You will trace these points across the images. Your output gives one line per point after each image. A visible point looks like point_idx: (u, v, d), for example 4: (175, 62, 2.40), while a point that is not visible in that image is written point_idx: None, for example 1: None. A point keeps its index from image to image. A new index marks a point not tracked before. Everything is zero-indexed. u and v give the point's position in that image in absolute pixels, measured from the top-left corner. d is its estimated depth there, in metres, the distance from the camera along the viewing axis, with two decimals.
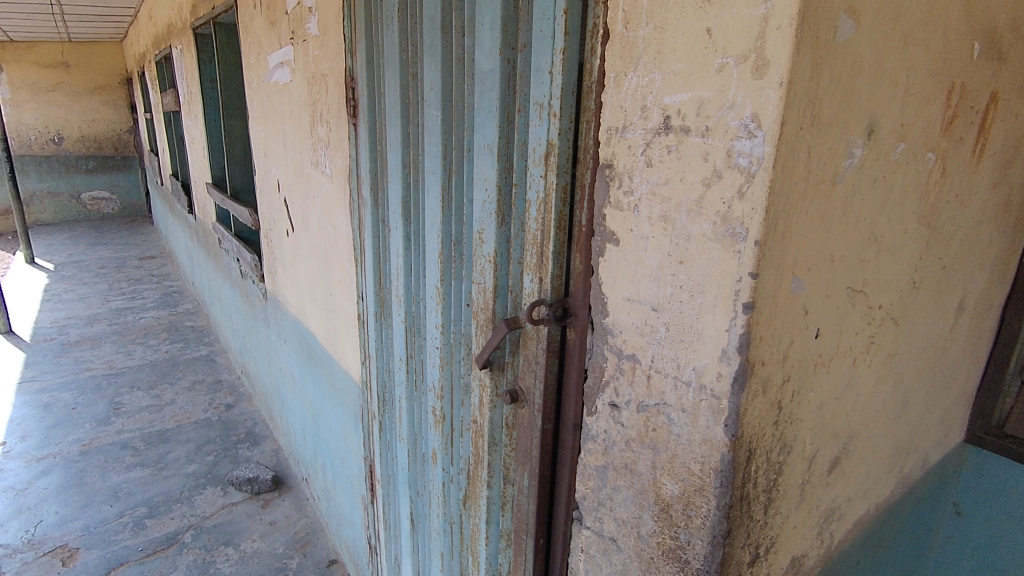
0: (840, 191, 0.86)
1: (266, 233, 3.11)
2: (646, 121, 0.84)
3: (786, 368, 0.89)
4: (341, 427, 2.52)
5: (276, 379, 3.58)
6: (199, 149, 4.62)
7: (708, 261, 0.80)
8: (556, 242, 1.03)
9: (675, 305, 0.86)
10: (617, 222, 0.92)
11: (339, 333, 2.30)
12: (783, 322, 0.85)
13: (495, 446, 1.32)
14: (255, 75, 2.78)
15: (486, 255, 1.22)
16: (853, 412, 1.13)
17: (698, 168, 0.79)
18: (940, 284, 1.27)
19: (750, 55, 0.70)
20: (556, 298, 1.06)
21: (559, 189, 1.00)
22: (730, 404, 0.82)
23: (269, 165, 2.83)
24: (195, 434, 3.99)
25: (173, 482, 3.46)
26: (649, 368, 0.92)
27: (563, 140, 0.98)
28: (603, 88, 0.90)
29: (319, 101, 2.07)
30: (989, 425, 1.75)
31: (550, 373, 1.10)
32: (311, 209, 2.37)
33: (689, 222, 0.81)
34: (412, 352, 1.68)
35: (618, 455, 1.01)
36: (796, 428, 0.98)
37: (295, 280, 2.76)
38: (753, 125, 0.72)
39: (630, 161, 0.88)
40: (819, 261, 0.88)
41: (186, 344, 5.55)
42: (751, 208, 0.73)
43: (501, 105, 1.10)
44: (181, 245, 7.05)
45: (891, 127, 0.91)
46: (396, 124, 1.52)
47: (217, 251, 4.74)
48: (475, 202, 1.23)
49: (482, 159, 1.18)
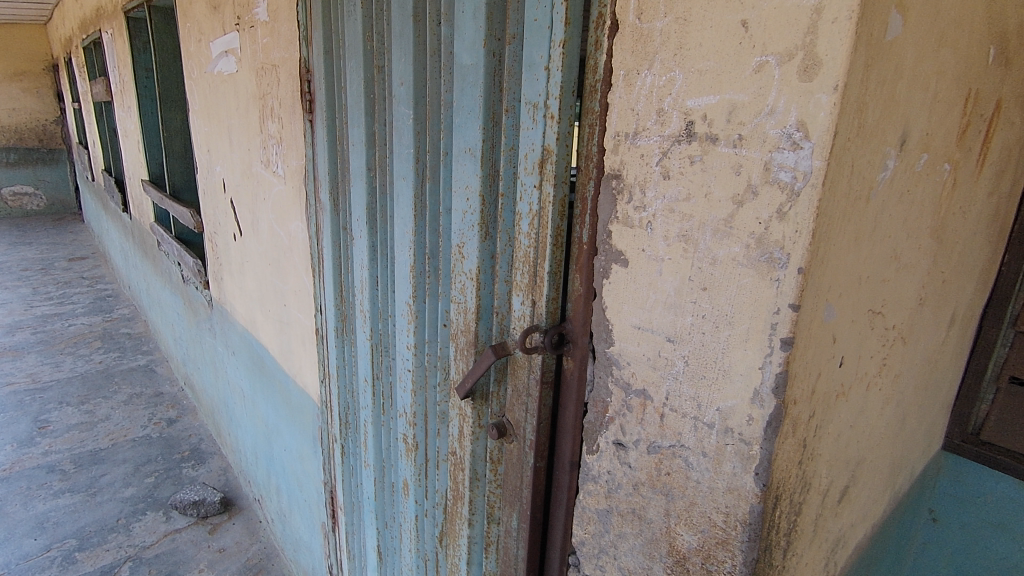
0: (873, 208, 0.77)
1: (211, 237, 2.87)
2: (663, 127, 0.73)
3: (813, 404, 0.81)
4: (298, 448, 2.33)
5: (223, 392, 3.33)
6: (134, 143, 4.25)
7: (738, 288, 0.70)
8: (552, 261, 0.92)
9: (696, 337, 0.76)
10: (626, 242, 0.81)
11: (295, 347, 2.12)
12: (815, 355, 0.76)
13: (477, 482, 1.20)
14: (195, 64, 2.54)
15: (467, 272, 1.09)
16: (862, 437, 1.07)
17: (727, 183, 0.68)
18: (940, 298, 1.22)
19: (797, 53, 0.60)
20: (551, 323, 0.95)
21: (557, 201, 0.89)
22: (762, 451, 0.73)
23: (213, 163, 2.59)
24: (133, 453, 3.67)
25: (108, 509, 3.16)
26: (663, 406, 0.82)
27: (561, 147, 0.86)
28: (609, 88, 0.79)
29: (270, 94, 1.88)
30: (965, 433, 1.76)
31: (544, 405, 0.99)
32: (261, 212, 2.17)
33: (714, 245, 0.71)
34: (379, 372, 1.54)
35: (624, 499, 0.91)
36: (816, 464, 0.90)
37: (244, 289, 2.54)
38: (798, 134, 0.61)
39: (643, 173, 0.77)
40: (849, 285, 0.79)
41: (122, 354, 5.14)
42: (794, 231, 0.63)
43: (486, 104, 0.97)
44: (116, 246, 6.56)
45: (919, 136, 0.83)
46: (359, 122, 1.37)
47: (156, 253, 4.39)
48: (454, 212, 1.10)
49: (462, 165, 1.05)
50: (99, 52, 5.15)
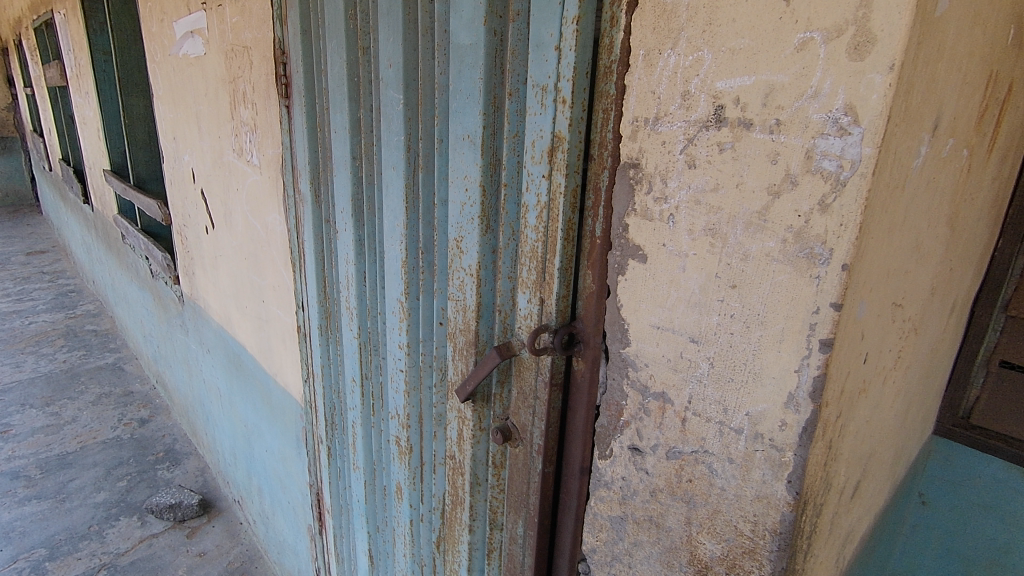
0: (906, 197, 0.73)
1: (180, 230, 2.73)
2: (688, 112, 0.67)
3: (840, 404, 0.77)
4: (280, 449, 2.24)
5: (198, 391, 3.20)
6: (93, 130, 4.04)
7: (773, 286, 0.65)
8: (563, 256, 0.86)
9: (724, 337, 0.71)
10: (645, 236, 0.76)
11: (275, 345, 2.02)
12: (847, 354, 0.71)
13: (478, 487, 1.14)
14: (158, 45, 2.39)
15: (466, 268, 1.02)
16: (876, 431, 1.04)
17: (763, 172, 0.63)
18: (947, 286, 1.20)
19: (847, 29, 0.55)
20: (561, 322, 0.89)
21: (569, 192, 0.82)
22: (795, 457, 0.68)
23: (181, 152, 2.45)
24: (103, 456, 3.52)
25: (78, 516, 3.03)
26: (684, 410, 0.77)
27: (574, 133, 0.80)
28: (628, 68, 0.73)
29: (241, 77, 1.76)
30: (956, 417, 1.74)
31: (553, 408, 0.94)
32: (235, 203, 2.06)
33: (746, 239, 0.66)
34: (367, 371, 1.46)
35: (640, 507, 0.86)
36: (838, 463, 0.86)
37: (218, 284, 2.42)
38: (846, 119, 0.56)
39: (665, 162, 0.71)
40: (880, 279, 0.75)
41: (88, 352, 4.93)
42: (839, 224, 0.59)
43: (487, 87, 0.90)
44: (77, 239, 6.27)
45: (948, 120, 0.79)
46: (343, 106, 1.28)
47: (121, 247, 4.19)
48: (451, 203, 1.03)
49: (460, 153, 0.98)
50: (52, 34, 4.86)
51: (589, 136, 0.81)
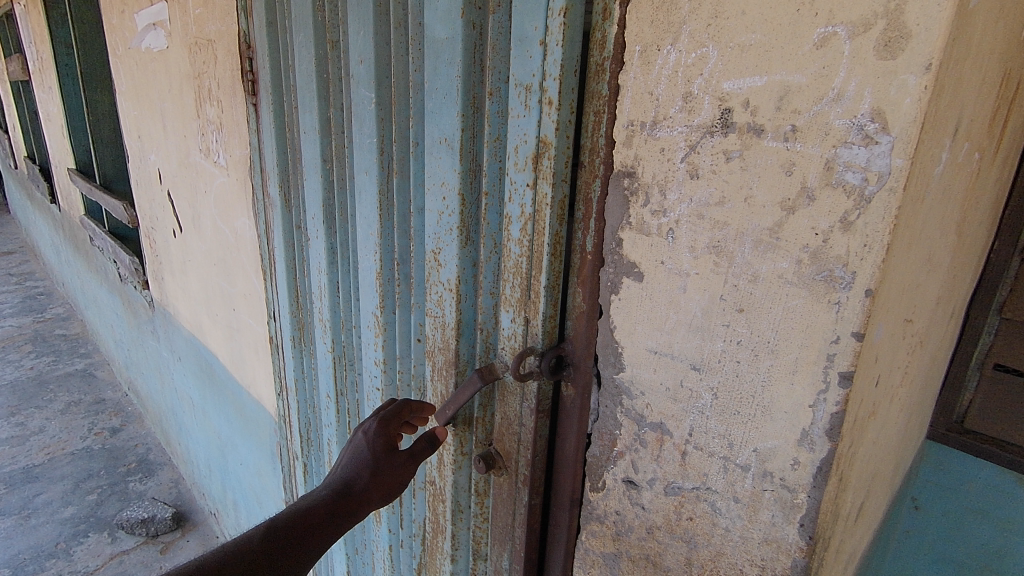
0: (925, 208, 0.66)
1: (148, 232, 2.60)
2: (690, 116, 0.60)
3: (853, 435, 0.70)
4: (255, 463, 2.14)
5: (170, 399, 3.08)
6: (57, 127, 3.87)
7: (785, 311, 0.58)
8: (551, 272, 0.78)
9: (729, 366, 0.64)
10: (641, 252, 0.68)
11: (247, 355, 1.92)
12: (863, 383, 0.65)
13: (460, 515, 1.06)
14: (119, 38, 2.26)
15: (444, 282, 0.94)
16: (883, 451, 0.98)
17: (776, 184, 0.56)
18: (950, 294, 1.14)
19: (876, 24, 0.48)
20: (549, 344, 0.82)
21: (557, 203, 0.75)
22: (809, 500, 0.62)
23: (146, 152, 2.32)
24: (72, 468, 3.38)
25: (45, 533, 2.89)
26: (684, 443, 0.70)
27: (563, 138, 0.73)
28: (623, 65, 0.66)
29: (206, 73, 1.66)
30: (950, 422, 1.61)
31: (540, 436, 0.87)
32: (202, 205, 1.95)
33: (755, 258, 0.59)
34: (343, 387, 1.37)
35: (635, 544, 0.79)
36: (849, 493, 0.79)
37: (187, 289, 2.31)
38: (872, 126, 0.50)
39: (663, 171, 0.64)
40: (897, 298, 0.68)
41: (57, 358, 4.74)
42: (863, 245, 0.52)
43: (466, 85, 0.82)
44: (45, 239, 6.04)
45: (967, 122, 0.72)
46: (312, 105, 1.18)
47: (89, 250, 4.03)
48: (428, 212, 0.94)
49: (437, 158, 0.90)
50: (13, 25, 4.65)
51: (577, 141, 0.74)
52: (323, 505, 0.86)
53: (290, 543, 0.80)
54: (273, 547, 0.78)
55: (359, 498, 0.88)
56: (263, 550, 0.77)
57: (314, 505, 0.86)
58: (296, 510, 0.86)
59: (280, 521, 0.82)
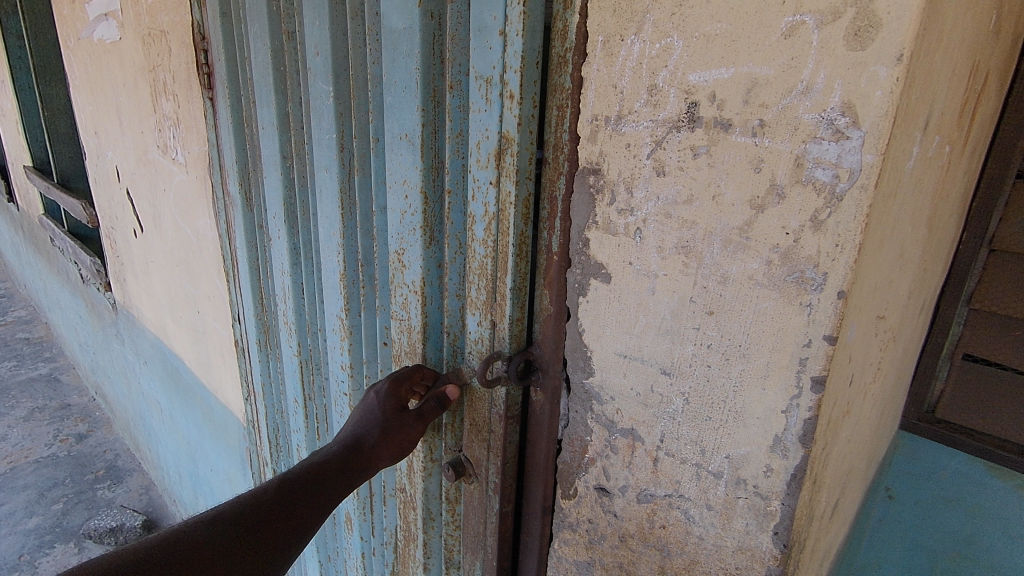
0: (896, 205, 0.64)
1: (108, 232, 2.50)
2: (655, 110, 0.57)
3: (827, 437, 0.68)
4: (225, 469, 2.08)
5: (138, 404, 2.98)
6: (11, 123, 3.70)
7: (756, 313, 0.56)
8: (517, 274, 0.75)
9: (700, 370, 0.61)
10: (608, 252, 0.66)
11: (213, 359, 1.86)
12: (837, 385, 0.63)
13: (431, 522, 1.02)
14: (71, 30, 2.15)
15: (409, 284, 0.90)
16: (857, 447, 0.97)
17: (745, 181, 0.54)
18: (921, 286, 1.14)
19: (846, 13, 0.45)
20: (517, 348, 0.79)
21: (522, 201, 0.72)
22: (783, 507, 0.60)
23: (103, 149, 2.23)
24: (36, 477, 3.26)
25: (7, 545, 2.79)
26: (656, 450, 0.68)
27: (526, 134, 0.69)
28: (586, 56, 0.62)
29: (160, 65, 1.58)
30: (921, 411, 1.63)
31: (510, 442, 0.84)
32: (162, 204, 1.87)
33: (725, 259, 0.56)
34: (310, 392, 1.33)
35: (609, 552, 0.76)
36: (824, 494, 0.78)
37: (150, 291, 2.23)
38: (842, 120, 0.47)
39: (630, 168, 0.61)
40: (870, 296, 0.66)
41: (20, 363, 4.57)
42: (834, 245, 0.50)
43: (425, 77, 0.78)
44: (4, 239, 5.81)
45: (937, 115, 0.71)
46: (269, 99, 1.13)
47: (49, 250, 3.88)
48: (390, 211, 0.90)
49: (398, 155, 0.86)
50: None
51: (541, 136, 0.70)
52: (334, 461, 0.87)
53: (302, 495, 0.84)
54: (286, 499, 0.82)
55: (369, 455, 0.88)
56: (277, 501, 0.81)
57: (326, 460, 0.87)
58: (312, 461, 0.88)
59: (294, 475, 0.85)
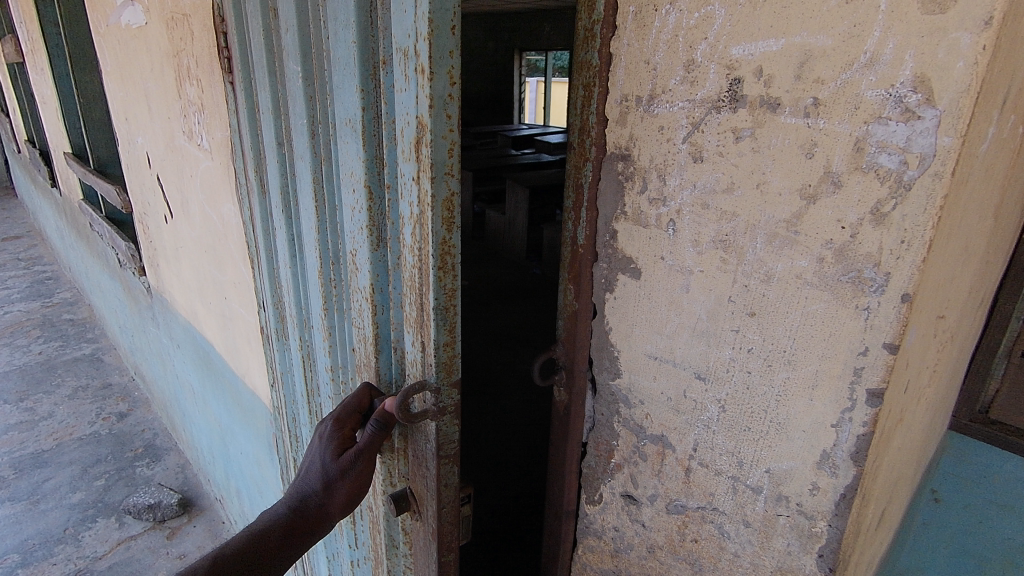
0: (966, 195, 0.57)
1: (141, 218, 2.54)
2: (692, 88, 0.54)
3: (877, 451, 0.63)
4: (254, 453, 2.11)
5: (173, 386, 3.06)
6: (53, 111, 3.79)
7: (805, 316, 0.51)
8: (440, 290, 0.77)
9: (739, 377, 0.56)
10: (637, 245, 0.61)
11: (240, 345, 1.87)
12: (893, 395, 0.58)
13: (394, 551, 1.01)
14: (101, 16, 2.16)
15: (361, 289, 0.90)
16: (907, 455, 0.90)
17: (795, 167, 0.49)
18: (982, 280, 1.04)
19: None
20: (444, 380, 0.82)
21: (441, 198, 0.72)
22: (830, 529, 0.55)
23: (134, 135, 2.25)
24: (80, 454, 3.40)
25: (53, 518, 2.91)
26: (688, 459, 0.63)
27: (441, 118, 0.69)
28: (614, 29, 0.58)
29: (184, 50, 1.57)
30: (974, 412, 1.31)
31: (447, 485, 0.88)
32: (189, 190, 1.88)
33: (769, 256, 0.52)
34: (308, 384, 1.32)
35: (636, 562, 0.72)
36: (873, 507, 0.72)
37: (181, 276, 2.25)
38: (912, 97, 0.43)
39: (663, 153, 0.57)
40: (932, 295, 0.60)
41: (65, 343, 4.75)
42: (899, 241, 0.45)
43: (362, 54, 0.75)
44: (51, 223, 6.01)
45: (1016, 93, 0.63)
46: (263, 82, 1.09)
47: (90, 235, 3.98)
48: (344, 207, 0.90)
49: (344, 143, 0.84)
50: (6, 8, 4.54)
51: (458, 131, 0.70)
52: (279, 525, 0.87)
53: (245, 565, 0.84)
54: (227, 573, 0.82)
55: (315, 512, 0.88)
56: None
57: (271, 525, 0.87)
58: (257, 526, 0.88)
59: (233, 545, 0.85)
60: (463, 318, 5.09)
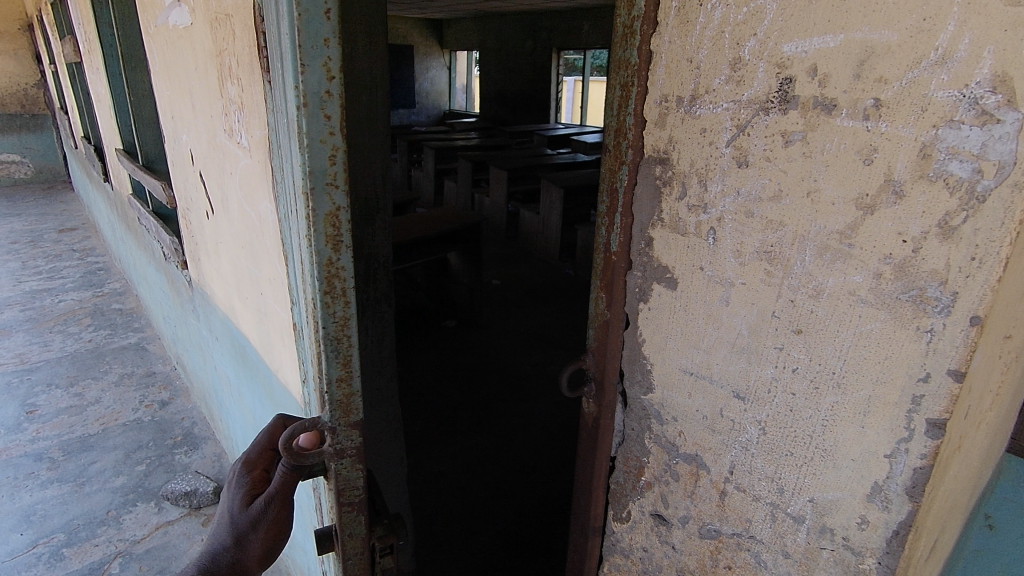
0: None
1: (184, 214, 2.61)
2: (740, 90, 0.62)
3: (937, 481, 0.60)
4: None
5: (211, 377, 3.14)
6: (105, 108, 3.93)
7: (860, 336, 0.58)
8: (327, 320, 0.85)
9: (781, 397, 0.65)
10: (675, 254, 0.71)
11: (274, 342, 1.90)
12: (966, 414, 0.59)
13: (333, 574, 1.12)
14: (150, 17, 2.23)
15: (299, 308, 0.99)
16: (963, 482, 0.82)
17: (856, 171, 0.56)
18: None
19: None
20: (341, 419, 0.90)
21: (324, 218, 0.80)
22: (878, 565, 0.62)
23: (179, 133, 2.31)
24: (124, 439, 3.52)
25: (98, 500, 3.03)
26: (723, 482, 0.72)
27: (315, 151, 0.77)
28: (655, 28, 0.67)
29: (227, 49, 1.60)
30: None
31: (350, 530, 0.93)
32: (230, 188, 1.92)
33: (816, 269, 0.60)
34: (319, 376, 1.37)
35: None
36: (923, 541, 0.66)
37: (220, 272, 2.30)
38: (989, 95, 0.48)
39: (705, 157, 0.66)
40: (1005, 307, 0.56)
41: (113, 332, 4.93)
42: (970, 257, 0.51)
43: (276, 80, 0.82)
44: (102, 216, 6.25)
45: None
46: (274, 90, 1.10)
47: (138, 228, 4.13)
48: (288, 228, 0.99)
49: (281, 167, 0.93)
50: (64, 9, 4.72)
51: (334, 170, 0.78)
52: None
53: None
54: None
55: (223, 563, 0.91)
56: None
57: None
58: None
59: None
60: (495, 318, 5.09)
